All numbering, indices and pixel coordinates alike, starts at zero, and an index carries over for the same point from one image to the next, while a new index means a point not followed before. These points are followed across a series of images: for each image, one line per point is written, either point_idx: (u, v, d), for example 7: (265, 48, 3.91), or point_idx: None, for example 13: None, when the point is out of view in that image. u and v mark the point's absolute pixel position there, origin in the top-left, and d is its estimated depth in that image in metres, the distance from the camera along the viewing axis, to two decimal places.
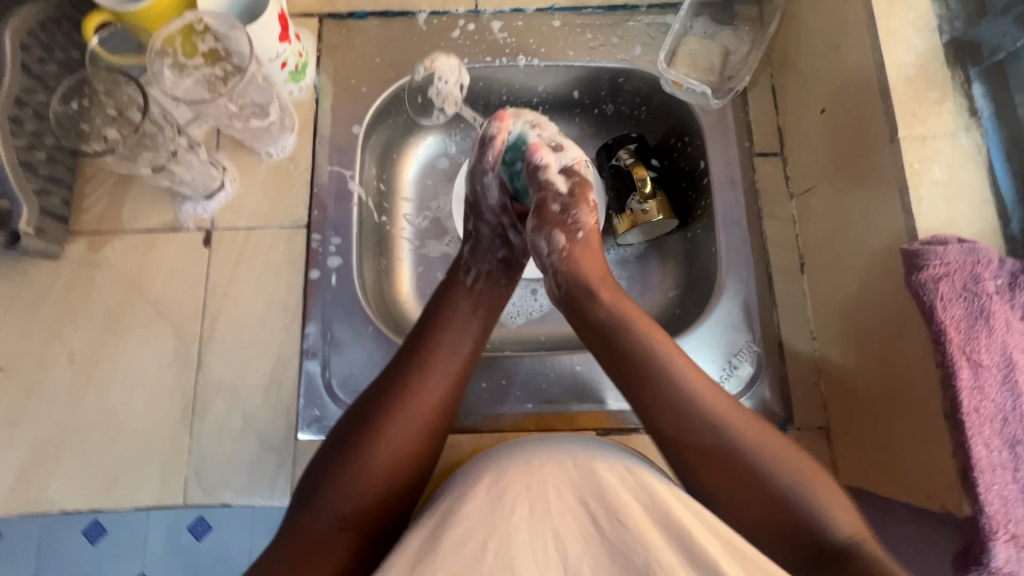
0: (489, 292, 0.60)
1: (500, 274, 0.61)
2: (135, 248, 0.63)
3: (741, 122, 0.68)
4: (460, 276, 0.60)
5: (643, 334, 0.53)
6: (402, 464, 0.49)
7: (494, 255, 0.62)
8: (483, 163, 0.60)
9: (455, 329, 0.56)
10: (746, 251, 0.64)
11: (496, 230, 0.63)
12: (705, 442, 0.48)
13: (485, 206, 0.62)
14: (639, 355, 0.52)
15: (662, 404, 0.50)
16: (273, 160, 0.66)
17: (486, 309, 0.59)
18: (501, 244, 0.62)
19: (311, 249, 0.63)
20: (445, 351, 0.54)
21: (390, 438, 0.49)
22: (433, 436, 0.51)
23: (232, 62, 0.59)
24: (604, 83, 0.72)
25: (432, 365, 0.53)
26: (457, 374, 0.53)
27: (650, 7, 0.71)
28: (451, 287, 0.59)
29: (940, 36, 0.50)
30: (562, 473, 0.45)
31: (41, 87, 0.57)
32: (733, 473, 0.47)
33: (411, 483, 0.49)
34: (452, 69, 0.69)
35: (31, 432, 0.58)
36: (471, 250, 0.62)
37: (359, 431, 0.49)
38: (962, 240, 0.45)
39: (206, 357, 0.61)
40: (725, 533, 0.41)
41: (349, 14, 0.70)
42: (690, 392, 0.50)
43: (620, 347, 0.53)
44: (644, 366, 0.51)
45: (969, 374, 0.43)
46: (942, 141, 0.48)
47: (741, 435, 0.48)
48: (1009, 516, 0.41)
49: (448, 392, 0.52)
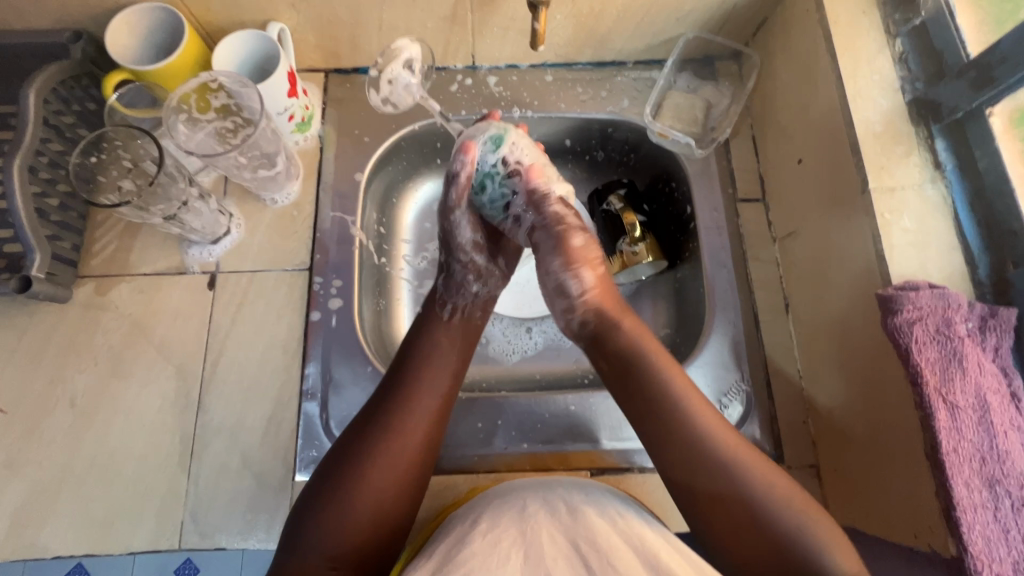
0: (464, 327, 0.60)
1: (476, 306, 0.62)
2: (141, 292, 0.65)
3: (724, 169, 0.72)
4: (438, 308, 0.60)
5: (653, 360, 0.54)
6: (385, 500, 0.49)
7: (470, 289, 0.63)
8: (448, 200, 0.58)
9: (437, 365, 0.56)
10: (732, 292, 0.67)
11: (468, 267, 0.63)
12: (690, 466, 0.49)
13: (455, 244, 0.61)
14: (648, 382, 0.53)
15: (674, 444, 0.50)
16: (278, 207, 0.68)
17: (463, 344, 0.59)
18: (475, 278, 0.63)
19: (312, 290, 0.65)
20: (426, 388, 0.54)
21: (377, 474, 0.49)
22: (419, 470, 0.52)
23: (242, 116, 0.63)
24: (594, 132, 0.76)
25: (415, 401, 0.53)
26: (438, 411, 0.54)
27: (636, 64, 0.75)
28: (428, 323, 0.59)
29: (902, 96, 0.55)
30: (554, 518, 0.47)
31: (58, 137, 0.60)
32: (746, 532, 0.47)
33: (398, 519, 0.50)
34: (382, 78, 0.73)
35: (31, 474, 0.58)
36: (445, 282, 0.62)
37: (344, 465, 0.49)
38: (932, 285, 0.48)
39: (207, 398, 0.62)
40: (695, 559, 0.44)
41: (353, 69, 0.74)
42: (695, 422, 0.50)
43: (626, 364, 0.54)
44: (643, 387, 0.53)
45: (946, 415, 0.44)
46: (910, 192, 0.52)
47: (716, 454, 0.49)
48: (992, 556, 0.42)
49: (430, 426, 0.53)
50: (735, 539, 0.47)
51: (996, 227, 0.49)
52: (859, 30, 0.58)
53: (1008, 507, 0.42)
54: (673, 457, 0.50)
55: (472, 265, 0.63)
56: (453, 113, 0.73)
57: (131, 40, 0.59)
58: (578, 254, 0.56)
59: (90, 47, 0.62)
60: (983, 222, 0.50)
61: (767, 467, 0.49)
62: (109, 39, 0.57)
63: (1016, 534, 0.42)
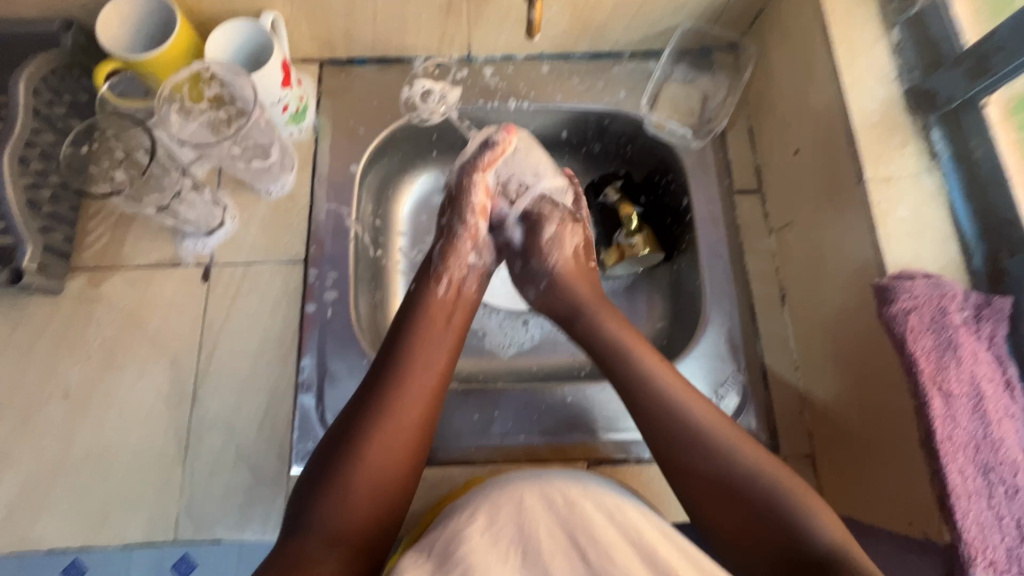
0: (460, 302, 0.61)
1: (472, 281, 0.63)
2: (135, 284, 0.64)
3: (721, 161, 0.72)
4: (432, 284, 0.61)
5: (629, 338, 0.57)
6: (384, 482, 0.49)
7: (466, 260, 0.63)
8: (478, 161, 0.64)
9: (431, 345, 0.56)
10: (728, 284, 0.67)
11: (469, 233, 0.63)
12: (679, 443, 0.50)
13: (465, 204, 0.63)
14: (626, 362, 0.55)
15: (657, 422, 0.51)
16: (273, 199, 0.68)
17: (458, 320, 0.60)
18: (473, 248, 0.64)
19: (307, 283, 0.65)
20: (421, 370, 0.54)
21: (375, 456, 0.49)
22: (417, 449, 0.52)
23: (236, 106, 0.61)
24: (591, 124, 0.76)
25: (410, 380, 0.53)
26: (433, 392, 0.54)
27: (632, 55, 0.75)
28: (422, 300, 0.60)
29: (898, 86, 0.55)
30: (551, 512, 0.46)
31: (49, 128, 0.59)
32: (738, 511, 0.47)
33: (397, 501, 0.50)
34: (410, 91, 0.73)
35: (25, 468, 0.58)
36: (442, 247, 0.63)
37: (340, 449, 0.49)
38: (928, 274, 0.48)
39: (202, 390, 0.61)
40: (692, 549, 0.44)
41: (348, 60, 0.73)
42: (676, 401, 0.52)
43: (605, 347, 0.57)
44: (623, 369, 0.55)
45: (940, 403, 0.44)
46: (906, 181, 0.52)
47: (702, 430, 0.50)
48: (986, 543, 0.42)
49: (426, 407, 0.53)
50: (728, 520, 0.47)
51: (991, 216, 0.50)
52: (856, 19, 0.58)
53: (1002, 494, 0.43)
54: (657, 437, 0.51)
55: (473, 231, 0.64)
56: (455, 104, 0.73)
57: (122, 29, 0.58)
58: (548, 252, 0.65)
59: (80, 37, 0.61)
60: (978, 211, 0.50)
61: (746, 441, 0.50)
62: (99, 27, 0.57)
63: (1009, 521, 0.42)
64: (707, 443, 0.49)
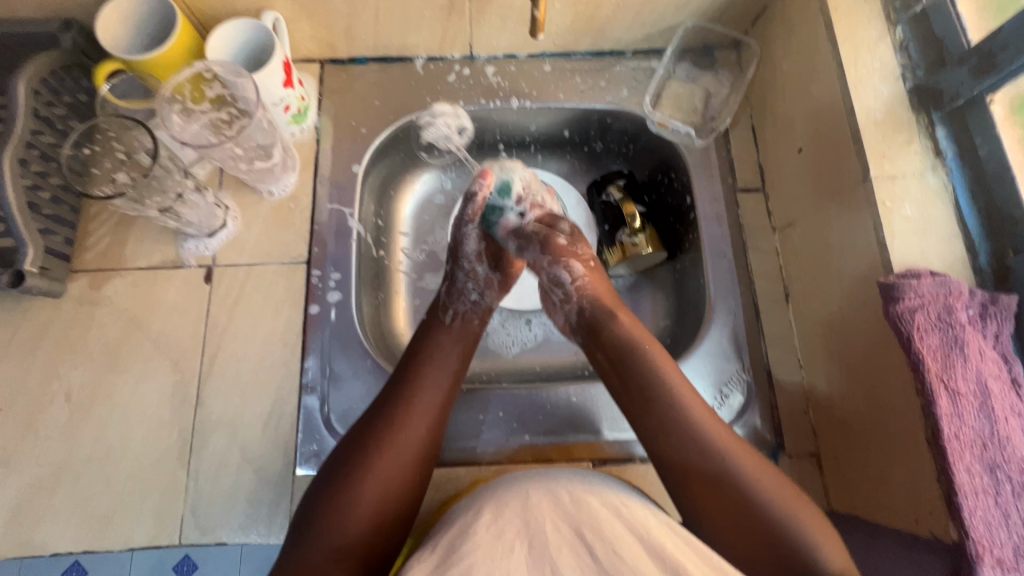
0: (464, 329, 0.61)
1: (477, 312, 0.63)
2: (137, 286, 0.64)
3: (724, 160, 0.72)
4: (441, 315, 0.62)
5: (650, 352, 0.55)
6: (390, 498, 0.49)
7: (469, 296, 0.64)
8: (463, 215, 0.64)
9: (439, 364, 0.57)
10: (732, 282, 0.67)
11: (470, 275, 0.64)
12: (698, 470, 0.49)
13: (462, 253, 0.64)
14: (648, 376, 0.53)
15: (675, 448, 0.50)
16: (275, 199, 0.68)
17: (465, 345, 0.60)
18: (476, 287, 0.64)
19: (310, 283, 0.65)
20: (429, 387, 0.55)
21: (380, 471, 0.49)
22: (420, 469, 0.51)
23: (237, 107, 0.62)
24: (593, 123, 0.76)
25: (419, 397, 0.54)
26: (440, 409, 0.54)
27: (635, 53, 0.75)
28: (431, 329, 0.60)
29: (903, 83, 0.55)
30: (557, 508, 0.46)
31: (49, 130, 0.58)
32: (743, 528, 0.46)
33: (400, 517, 0.50)
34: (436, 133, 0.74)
35: (28, 471, 0.58)
36: (446, 289, 0.64)
37: (347, 463, 0.49)
38: (934, 273, 0.48)
39: (205, 393, 0.61)
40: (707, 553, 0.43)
41: (349, 60, 0.73)
42: (701, 424, 0.50)
43: (625, 360, 0.55)
44: (644, 386, 0.53)
45: (947, 402, 0.44)
46: (910, 179, 0.52)
47: (720, 455, 0.49)
48: (992, 541, 0.42)
49: (433, 424, 0.53)
50: (738, 538, 0.47)
51: (996, 213, 0.50)
52: (859, 18, 0.58)
53: (1009, 491, 0.42)
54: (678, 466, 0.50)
55: (473, 274, 0.64)
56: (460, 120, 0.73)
57: (121, 28, 0.57)
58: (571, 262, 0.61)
59: (80, 37, 0.60)
60: (983, 209, 0.50)
61: (741, 447, 0.50)
62: (99, 27, 0.56)
63: (1016, 519, 0.42)
64: (725, 467, 0.48)
